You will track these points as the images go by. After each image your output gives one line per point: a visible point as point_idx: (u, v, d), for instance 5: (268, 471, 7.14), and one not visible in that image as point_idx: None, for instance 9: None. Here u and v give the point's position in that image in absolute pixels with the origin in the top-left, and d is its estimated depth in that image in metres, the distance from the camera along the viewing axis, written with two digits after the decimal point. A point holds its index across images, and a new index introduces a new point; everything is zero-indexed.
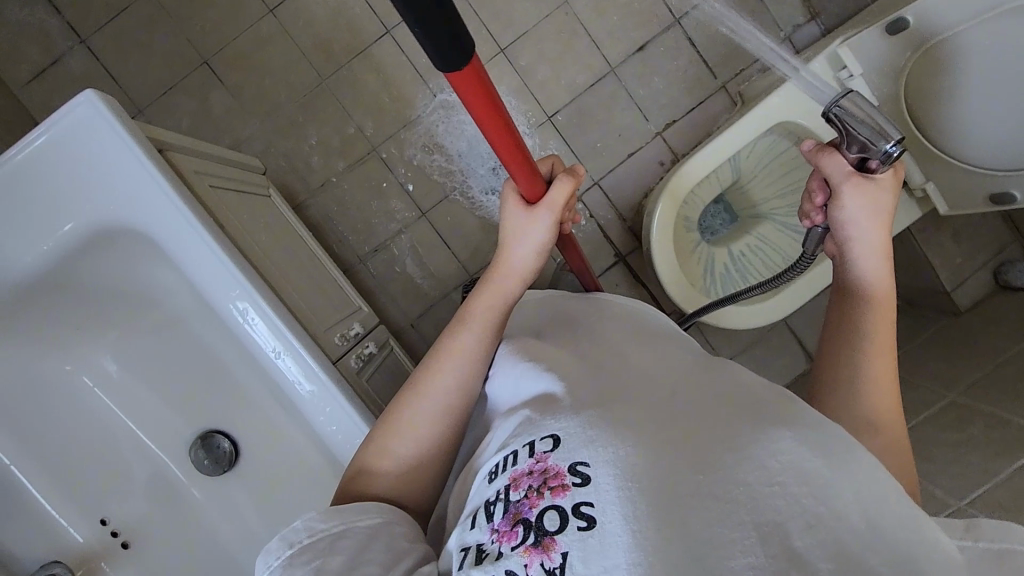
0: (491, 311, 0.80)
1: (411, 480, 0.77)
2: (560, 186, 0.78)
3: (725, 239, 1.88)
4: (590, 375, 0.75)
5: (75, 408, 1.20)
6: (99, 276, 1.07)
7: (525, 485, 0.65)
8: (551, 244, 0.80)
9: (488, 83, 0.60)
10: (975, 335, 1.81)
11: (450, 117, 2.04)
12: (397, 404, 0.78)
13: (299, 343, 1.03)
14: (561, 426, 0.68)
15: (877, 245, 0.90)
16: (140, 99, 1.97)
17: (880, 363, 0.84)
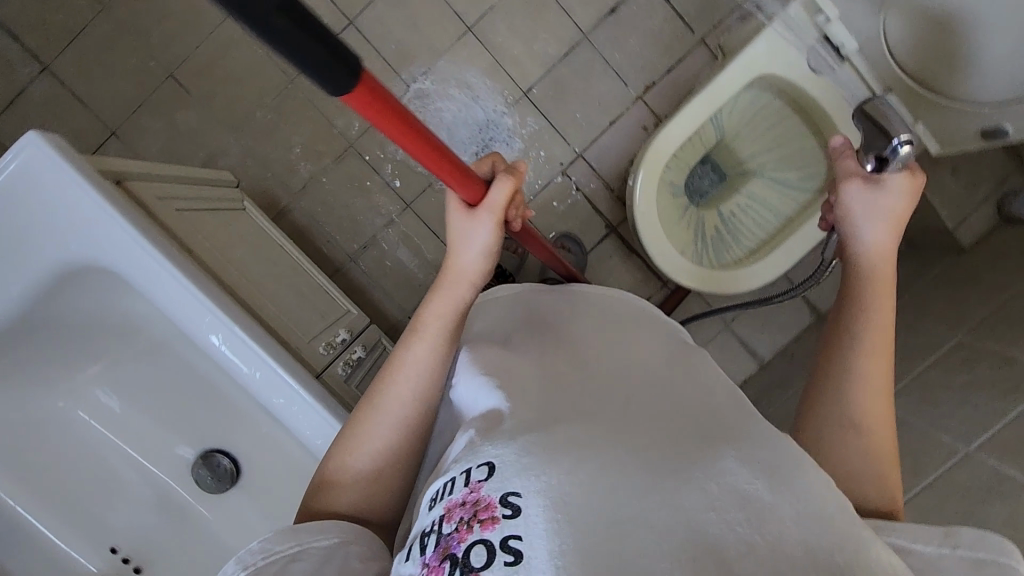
0: (444, 320, 0.79)
1: (373, 495, 0.77)
2: (498, 185, 0.78)
3: (714, 200, 1.83)
4: (542, 386, 0.69)
5: (72, 442, 1.21)
6: (71, 314, 1.08)
7: (457, 517, 0.58)
8: (499, 243, 0.80)
9: (390, 97, 0.63)
10: (981, 272, 1.75)
11: (427, 105, 1.99)
12: (355, 418, 0.78)
13: (276, 363, 1.04)
14: (499, 451, 0.61)
15: (879, 248, 0.86)
16: (110, 119, 1.95)
17: (871, 365, 0.81)
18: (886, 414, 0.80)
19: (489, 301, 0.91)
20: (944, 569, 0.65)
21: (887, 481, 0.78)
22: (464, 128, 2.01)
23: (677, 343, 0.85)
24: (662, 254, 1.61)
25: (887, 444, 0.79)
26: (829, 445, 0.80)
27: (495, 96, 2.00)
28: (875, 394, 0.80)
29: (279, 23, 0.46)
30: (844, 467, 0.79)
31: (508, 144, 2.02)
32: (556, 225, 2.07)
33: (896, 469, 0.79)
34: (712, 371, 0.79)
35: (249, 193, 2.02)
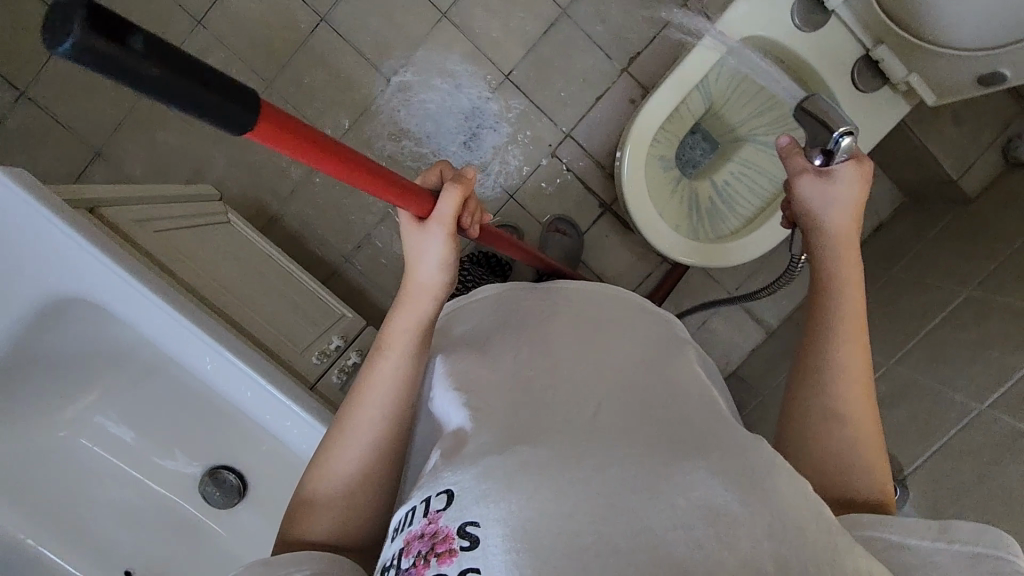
0: (408, 336, 0.81)
1: (351, 514, 0.78)
2: (447, 196, 0.79)
3: (707, 170, 1.79)
4: (504, 401, 0.70)
5: (78, 469, 1.22)
6: (60, 344, 1.08)
7: (416, 550, 0.61)
8: (454, 254, 0.82)
9: (300, 125, 0.65)
10: (988, 222, 1.69)
11: (409, 98, 1.95)
12: (328, 439, 0.81)
13: (264, 379, 1.06)
14: (456, 479, 0.63)
15: (843, 235, 0.87)
16: (92, 139, 1.94)
17: (848, 355, 0.81)
18: (869, 402, 0.80)
19: (462, 307, 0.92)
20: (939, 564, 0.63)
21: (875, 472, 0.77)
22: (450, 117, 1.97)
23: (658, 337, 0.84)
24: (656, 231, 1.57)
25: (873, 432, 0.78)
26: (816, 440, 0.79)
27: (476, 82, 1.95)
28: (857, 381, 0.80)
29: (158, 74, 0.47)
30: (832, 460, 0.77)
31: (495, 131, 1.98)
32: (549, 208, 2.04)
33: (883, 458, 0.78)
34: (689, 366, 0.79)
35: (238, 202, 2.01)
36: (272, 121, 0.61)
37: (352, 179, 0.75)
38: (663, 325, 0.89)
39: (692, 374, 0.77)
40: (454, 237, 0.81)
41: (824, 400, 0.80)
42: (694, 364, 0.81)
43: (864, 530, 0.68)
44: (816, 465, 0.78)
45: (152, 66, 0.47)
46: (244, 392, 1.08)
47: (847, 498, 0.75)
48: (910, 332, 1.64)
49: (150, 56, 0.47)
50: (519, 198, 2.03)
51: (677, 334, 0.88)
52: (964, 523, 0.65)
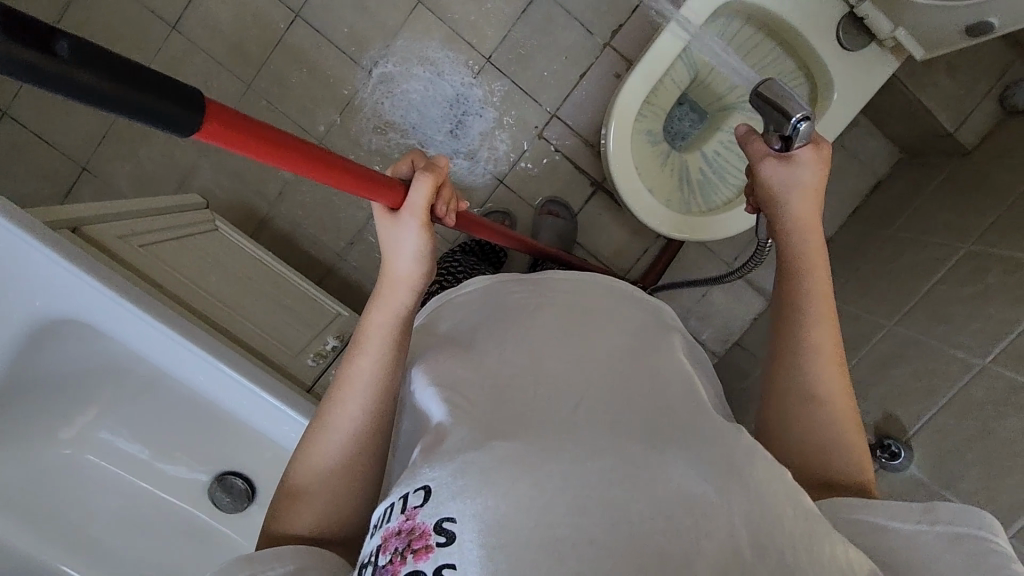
0: (385, 330, 0.80)
1: (336, 511, 0.78)
2: (417, 186, 0.79)
3: (697, 141, 1.76)
4: (483, 396, 0.70)
5: (89, 485, 1.25)
6: (57, 364, 1.10)
7: (392, 547, 0.60)
8: (429, 243, 0.81)
9: (251, 122, 0.65)
10: (987, 174, 1.66)
11: (392, 90, 1.93)
12: (308, 435, 0.80)
13: (259, 388, 1.08)
14: (434, 475, 0.62)
15: (805, 220, 0.86)
16: (77, 154, 1.93)
17: (822, 340, 0.80)
18: (843, 384, 0.80)
19: (446, 303, 0.92)
20: (921, 548, 0.64)
21: (853, 453, 0.77)
22: (434, 106, 1.94)
23: (644, 326, 0.83)
24: (647, 207, 1.56)
25: (849, 413, 0.78)
26: (792, 426, 0.79)
27: (457, 68, 1.92)
28: (829, 364, 0.80)
29: (92, 81, 0.48)
30: (809, 445, 0.78)
31: (481, 116, 1.95)
32: (540, 191, 2.02)
33: (860, 438, 0.78)
34: (672, 354, 0.79)
35: (229, 206, 2.00)
36: (219, 122, 0.61)
37: (314, 173, 0.76)
38: (650, 313, 0.88)
39: (678, 364, 0.77)
40: (428, 226, 0.80)
41: (797, 386, 0.80)
42: (679, 353, 0.81)
43: (845, 514, 0.69)
44: (795, 451, 0.78)
45: (85, 75, 0.48)
46: (240, 401, 1.11)
47: (825, 481, 0.76)
48: (911, 290, 1.62)
49: (76, 62, 0.47)
50: (509, 183, 2.01)
51: (663, 322, 0.88)
52: (943, 505, 0.65)
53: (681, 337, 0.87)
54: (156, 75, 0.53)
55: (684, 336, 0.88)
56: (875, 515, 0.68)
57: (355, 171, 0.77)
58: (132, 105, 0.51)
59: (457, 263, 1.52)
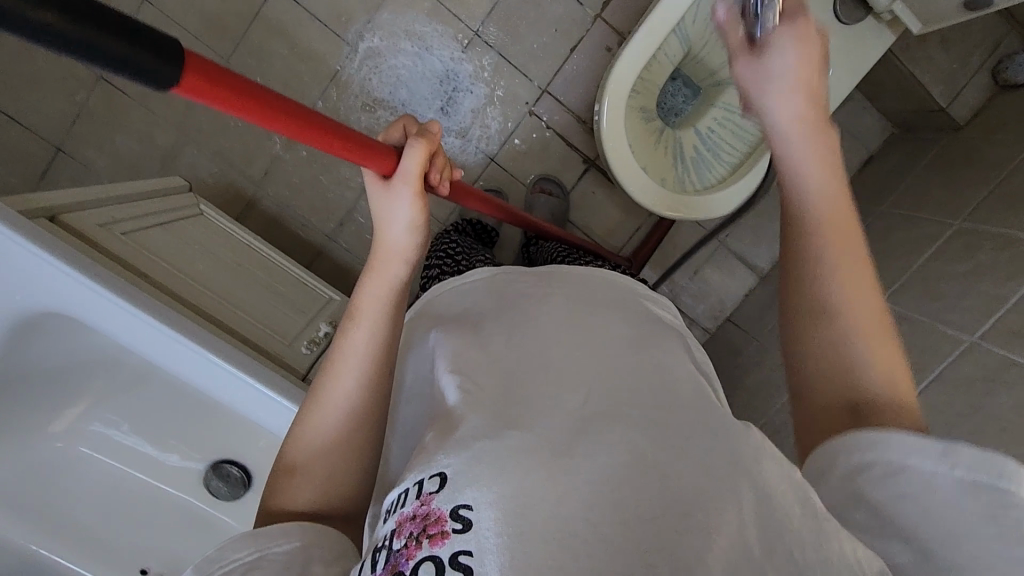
0: (381, 300, 0.79)
1: (335, 487, 0.77)
2: (410, 151, 0.78)
3: (691, 118, 1.74)
4: (491, 382, 0.73)
5: (82, 476, 1.24)
6: (44, 356, 1.08)
7: (407, 532, 0.61)
8: (423, 210, 0.80)
9: (239, 81, 0.63)
10: (979, 149, 1.66)
11: (379, 65, 1.87)
12: (304, 408, 0.79)
13: (255, 379, 1.07)
14: (449, 462, 0.64)
15: (793, 126, 0.69)
16: (50, 135, 1.86)
17: (836, 278, 0.67)
18: (864, 294, 0.67)
19: (450, 296, 0.94)
20: (937, 491, 0.56)
21: (882, 375, 0.65)
22: (424, 82, 1.88)
23: (643, 318, 0.85)
24: (641, 186, 1.54)
25: (873, 329, 0.66)
26: (805, 355, 0.68)
27: (444, 42, 1.86)
28: (843, 275, 0.68)
29: (50, 19, 0.43)
30: (827, 370, 0.67)
31: (472, 92, 1.90)
32: (532, 169, 1.99)
33: (891, 357, 0.66)
34: (671, 345, 0.80)
35: (213, 188, 1.95)
36: (205, 78, 0.58)
37: (302, 135, 0.73)
38: (648, 305, 0.90)
39: (681, 358, 0.78)
40: (420, 193, 0.79)
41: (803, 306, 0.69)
42: (681, 344, 0.83)
43: (847, 456, 0.61)
44: (809, 382, 0.68)
45: (43, 12, 0.43)
46: (236, 394, 1.10)
47: (851, 408, 0.65)
48: (901, 266, 1.64)
49: (37, 0, 0.42)
50: (500, 160, 1.98)
51: (661, 315, 0.90)
52: (968, 449, 0.55)
53: (678, 328, 0.88)
54: (124, 18, 0.49)
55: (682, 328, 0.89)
56: (885, 454, 0.59)
57: (345, 135, 0.76)
58: (99, 50, 0.47)
59: (450, 243, 1.50)
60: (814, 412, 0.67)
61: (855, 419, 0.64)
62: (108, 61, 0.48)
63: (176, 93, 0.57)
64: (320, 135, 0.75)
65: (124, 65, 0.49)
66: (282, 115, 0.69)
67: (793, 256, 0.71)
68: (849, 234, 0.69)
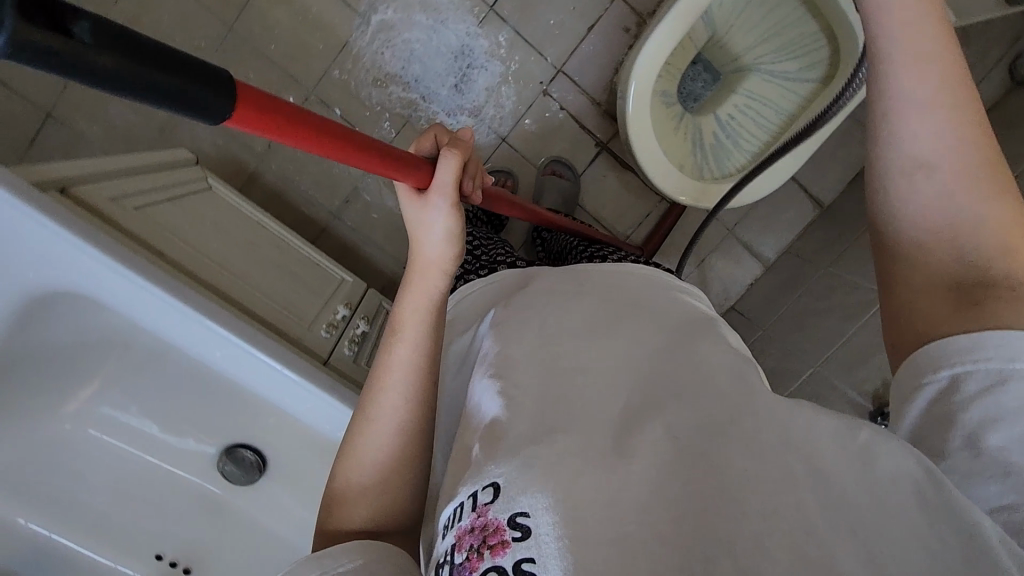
0: (421, 314, 0.77)
1: (387, 507, 0.75)
2: (444, 163, 0.74)
3: (709, 104, 1.72)
4: (537, 384, 0.71)
5: (91, 459, 1.20)
6: (56, 337, 1.03)
7: (467, 545, 0.60)
8: (460, 221, 0.76)
9: (283, 104, 0.59)
10: (993, 144, 1.66)
11: (392, 39, 1.80)
12: (352, 431, 0.77)
13: (279, 363, 1.05)
14: (501, 471, 0.62)
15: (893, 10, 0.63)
16: (40, 101, 1.76)
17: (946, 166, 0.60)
18: (970, 171, 0.60)
19: (489, 295, 0.96)
20: None
21: (998, 257, 0.57)
22: (437, 57, 1.82)
23: (682, 311, 0.83)
24: (661, 174, 1.52)
25: (983, 210, 0.59)
26: (900, 248, 0.63)
27: (458, 16, 1.79)
28: (946, 152, 0.61)
29: (109, 63, 0.41)
30: (927, 263, 0.60)
31: (486, 70, 1.84)
32: (544, 151, 1.95)
33: (1010, 237, 0.58)
34: (716, 332, 0.77)
35: (213, 162, 1.88)
36: (253, 105, 0.54)
37: (342, 155, 0.70)
38: (681, 296, 0.88)
39: (729, 343, 0.76)
40: (456, 205, 0.75)
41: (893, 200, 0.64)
42: (724, 331, 0.81)
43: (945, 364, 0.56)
44: (908, 283, 0.62)
45: (101, 56, 0.41)
46: (259, 378, 1.07)
47: (959, 294, 0.58)
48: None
49: (95, 45, 0.41)
50: (512, 141, 1.93)
51: (694, 303, 0.88)
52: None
53: (714, 315, 0.86)
54: (179, 53, 0.47)
55: (717, 316, 0.87)
56: (981, 361, 0.54)
57: (382, 150, 0.72)
58: (149, 88, 0.44)
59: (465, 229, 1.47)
60: (913, 309, 0.61)
61: (964, 304, 0.57)
62: (155, 96, 0.45)
63: (226, 124, 0.54)
64: (355, 151, 0.71)
65: (181, 105, 0.47)
66: (324, 136, 0.65)
67: (882, 144, 0.65)
68: (951, 108, 0.62)
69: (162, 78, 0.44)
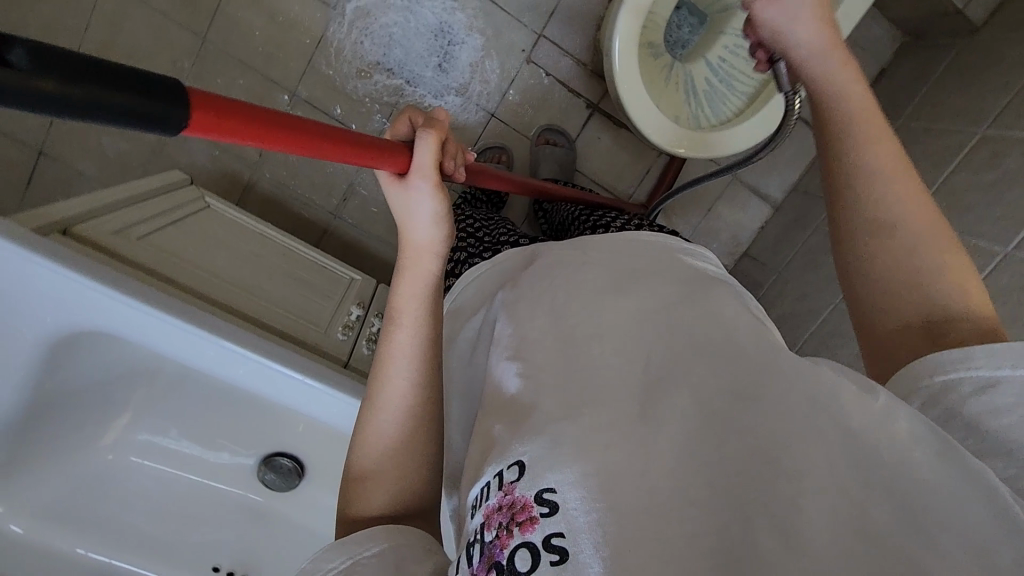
0: (417, 300, 0.77)
1: (405, 491, 0.75)
2: (420, 145, 0.72)
3: (698, 50, 1.66)
4: (554, 362, 0.71)
5: (134, 486, 1.25)
6: (82, 376, 1.07)
7: (497, 523, 0.60)
8: (445, 203, 0.75)
9: (240, 104, 0.58)
10: (999, 50, 1.59)
11: (369, 26, 1.76)
12: (362, 417, 0.78)
13: (298, 372, 1.06)
14: (525, 450, 0.62)
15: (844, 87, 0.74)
16: (30, 140, 1.77)
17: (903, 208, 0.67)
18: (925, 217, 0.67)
19: (495, 277, 0.95)
20: None
21: (957, 291, 0.63)
22: (416, 38, 1.78)
23: (693, 275, 0.81)
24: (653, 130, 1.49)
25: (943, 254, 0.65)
26: (871, 278, 0.67)
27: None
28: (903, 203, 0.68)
29: (57, 90, 0.40)
30: (900, 298, 0.65)
31: (467, 45, 1.80)
32: (535, 121, 1.91)
33: (962, 279, 0.64)
34: (728, 294, 0.76)
35: (207, 177, 1.87)
36: (209, 107, 0.53)
37: (313, 148, 0.69)
38: (692, 261, 0.86)
39: (744, 308, 0.74)
40: (438, 185, 0.74)
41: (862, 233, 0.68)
42: (739, 295, 0.79)
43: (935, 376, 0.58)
44: (878, 315, 0.66)
45: (46, 82, 0.40)
46: (280, 389, 1.08)
47: (924, 330, 0.63)
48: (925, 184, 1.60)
49: (38, 72, 0.40)
50: (501, 115, 1.90)
51: (706, 267, 0.86)
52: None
53: (728, 277, 0.85)
54: (130, 70, 0.46)
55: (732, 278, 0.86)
56: (972, 367, 0.57)
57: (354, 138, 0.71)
58: (104, 108, 0.43)
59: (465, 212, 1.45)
60: (887, 345, 0.65)
61: (929, 341, 0.62)
62: (115, 119, 0.44)
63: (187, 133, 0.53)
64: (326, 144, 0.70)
65: (141, 119, 0.46)
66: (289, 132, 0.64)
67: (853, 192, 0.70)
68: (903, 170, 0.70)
69: (113, 94, 0.43)
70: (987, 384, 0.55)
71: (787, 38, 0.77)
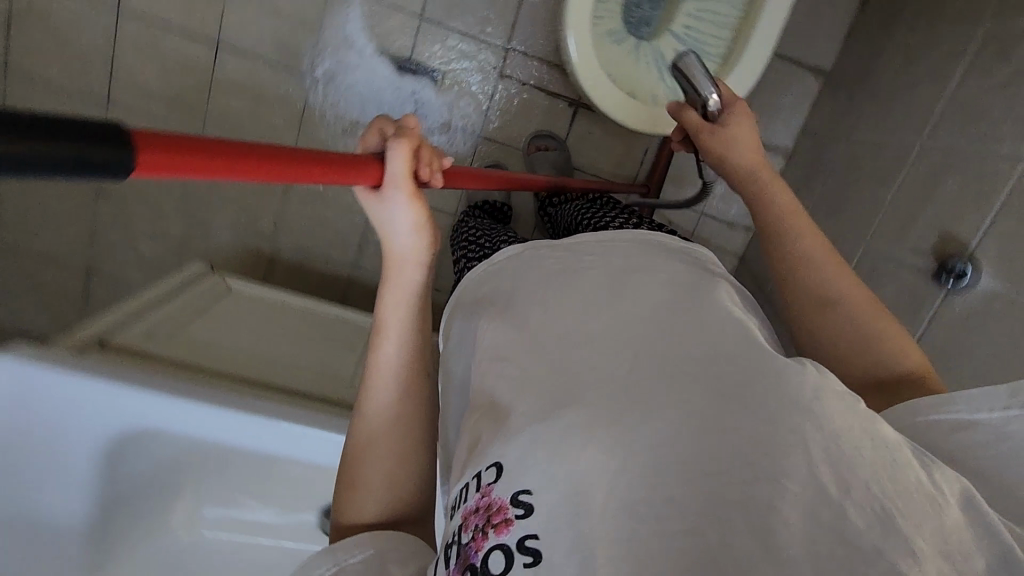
0: (400, 310, 0.78)
1: (398, 496, 0.81)
2: (392, 152, 0.66)
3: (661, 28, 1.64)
4: (537, 368, 0.65)
5: (206, 561, 1.32)
6: (143, 474, 1.17)
7: (473, 525, 0.58)
8: (421, 209, 0.70)
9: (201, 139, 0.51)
10: None
11: (340, 85, 1.82)
12: (354, 427, 0.81)
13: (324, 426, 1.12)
14: (504, 451, 0.58)
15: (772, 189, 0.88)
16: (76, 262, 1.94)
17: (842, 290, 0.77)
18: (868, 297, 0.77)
19: (478, 279, 0.88)
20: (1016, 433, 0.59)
21: (903, 354, 0.74)
22: (387, 82, 1.83)
23: (687, 270, 0.76)
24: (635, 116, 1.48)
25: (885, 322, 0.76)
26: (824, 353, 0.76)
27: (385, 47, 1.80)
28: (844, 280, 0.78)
29: None
30: (859, 363, 0.74)
31: (436, 74, 1.84)
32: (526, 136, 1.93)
33: (907, 344, 0.74)
34: (722, 292, 0.72)
35: (232, 256, 1.96)
36: (157, 142, 0.46)
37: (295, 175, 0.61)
38: (688, 256, 0.81)
39: (736, 307, 0.71)
40: (413, 193, 0.68)
41: (832, 293, 0.78)
42: (733, 292, 0.75)
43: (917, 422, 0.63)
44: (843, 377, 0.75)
45: None
46: (304, 443, 1.16)
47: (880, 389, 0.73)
48: (999, 99, 1.13)
49: None
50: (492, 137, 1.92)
51: (704, 263, 0.81)
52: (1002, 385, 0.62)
53: (720, 270, 0.81)
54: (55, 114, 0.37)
55: (726, 272, 0.81)
56: (956, 411, 0.62)
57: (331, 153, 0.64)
58: (32, 163, 0.34)
59: (467, 225, 1.44)
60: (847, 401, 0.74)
61: (886, 398, 0.72)
62: (51, 170, 0.36)
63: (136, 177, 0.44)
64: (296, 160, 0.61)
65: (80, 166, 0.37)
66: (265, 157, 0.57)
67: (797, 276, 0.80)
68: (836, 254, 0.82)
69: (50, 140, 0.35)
70: (979, 425, 0.61)
71: (728, 162, 0.93)
